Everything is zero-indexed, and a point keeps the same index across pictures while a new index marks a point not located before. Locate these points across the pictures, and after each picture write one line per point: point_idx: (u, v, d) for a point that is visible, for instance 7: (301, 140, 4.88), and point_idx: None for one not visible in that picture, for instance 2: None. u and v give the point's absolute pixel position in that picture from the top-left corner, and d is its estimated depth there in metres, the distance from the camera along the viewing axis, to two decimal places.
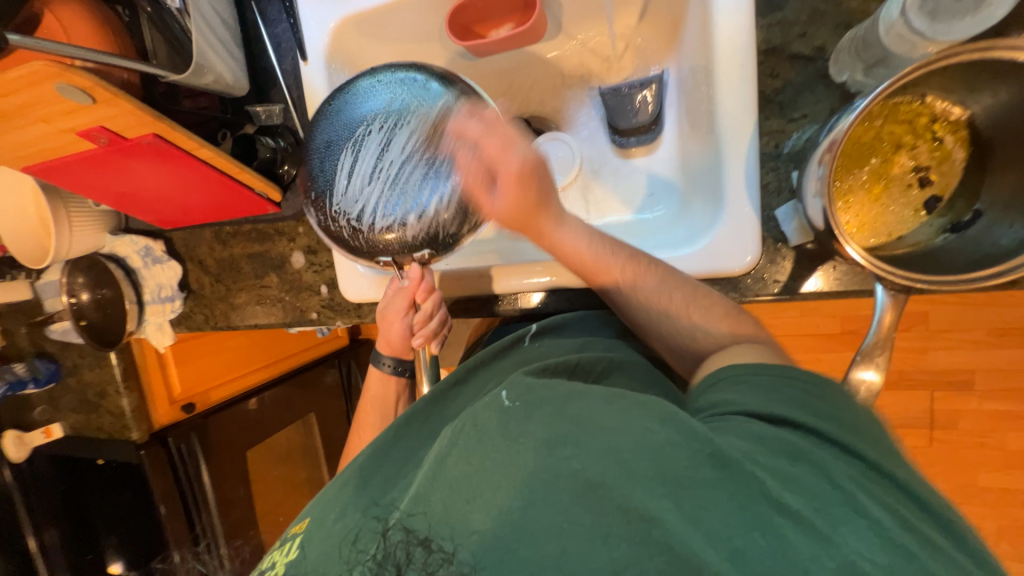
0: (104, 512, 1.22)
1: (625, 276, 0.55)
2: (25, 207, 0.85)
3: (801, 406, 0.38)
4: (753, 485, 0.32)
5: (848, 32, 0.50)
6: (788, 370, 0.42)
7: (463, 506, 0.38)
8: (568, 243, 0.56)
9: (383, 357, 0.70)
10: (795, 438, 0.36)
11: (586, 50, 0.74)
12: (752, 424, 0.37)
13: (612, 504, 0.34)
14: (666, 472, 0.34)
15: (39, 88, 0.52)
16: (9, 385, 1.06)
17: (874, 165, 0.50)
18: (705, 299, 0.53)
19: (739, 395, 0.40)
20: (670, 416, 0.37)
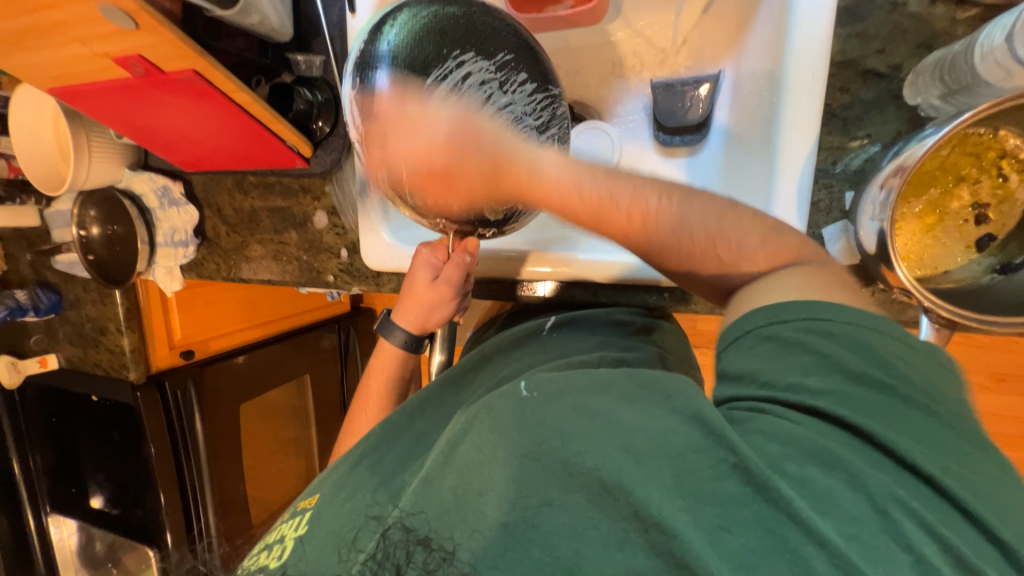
0: (90, 448, 1.22)
1: (635, 215, 0.43)
2: (43, 131, 0.82)
3: (830, 372, 0.34)
4: (779, 506, 0.30)
5: (934, 54, 0.48)
6: (821, 315, 0.36)
7: (474, 496, 0.37)
8: (549, 186, 0.42)
9: (396, 330, 0.68)
10: (829, 438, 0.32)
11: (642, 40, 0.72)
12: (780, 419, 0.34)
13: (628, 507, 0.32)
14: (689, 484, 0.32)
15: (83, 5, 0.49)
16: (9, 310, 1.04)
17: (932, 196, 0.49)
18: (737, 226, 0.43)
19: (754, 362, 0.37)
20: (696, 413, 0.34)
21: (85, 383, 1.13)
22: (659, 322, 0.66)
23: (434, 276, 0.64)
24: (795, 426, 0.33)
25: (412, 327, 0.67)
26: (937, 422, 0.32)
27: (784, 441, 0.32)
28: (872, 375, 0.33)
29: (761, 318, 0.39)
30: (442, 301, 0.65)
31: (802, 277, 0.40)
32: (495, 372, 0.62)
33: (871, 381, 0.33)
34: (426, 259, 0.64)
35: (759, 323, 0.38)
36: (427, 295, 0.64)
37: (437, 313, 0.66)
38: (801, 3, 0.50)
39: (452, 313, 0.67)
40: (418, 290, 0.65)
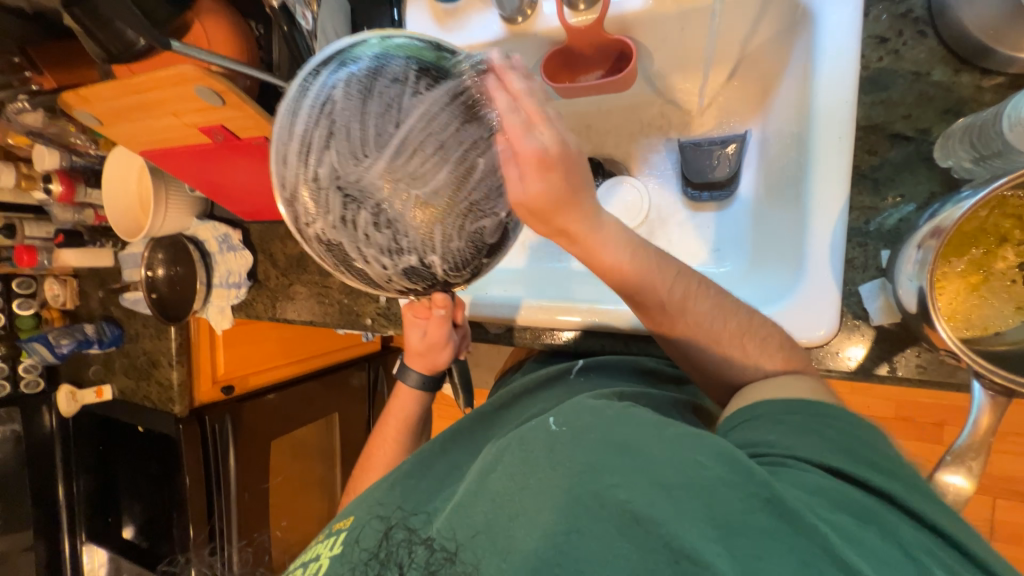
0: (130, 477, 1.26)
1: (677, 295, 0.47)
2: (128, 186, 0.94)
3: (842, 451, 0.36)
4: (814, 539, 0.30)
5: (962, 121, 0.48)
6: (832, 413, 0.40)
7: (505, 521, 0.37)
8: (599, 245, 0.42)
9: (410, 371, 0.69)
10: (856, 493, 0.33)
11: (669, 103, 0.76)
12: (810, 473, 0.35)
13: (657, 539, 0.31)
14: (721, 516, 0.32)
15: (181, 88, 0.58)
16: (76, 343, 1.13)
17: (975, 255, 0.48)
18: (760, 324, 0.48)
19: (772, 437, 0.39)
20: (722, 451, 0.35)
21: (133, 414, 1.20)
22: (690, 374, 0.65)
23: (422, 335, 0.65)
24: (820, 480, 0.34)
25: (428, 372, 0.69)
26: (940, 505, 0.34)
27: (812, 491, 0.33)
28: (876, 459, 0.36)
29: (776, 409, 0.41)
30: (440, 348, 0.67)
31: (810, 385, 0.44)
32: (520, 415, 0.62)
33: (877, 465, 0.35)
34: (411, 320, 0.65)
35: (774, 409, 0.41)
36: (423, 349, 0.67)
37: (434, 359, 0.68)
38: (823, 73, 0.53)
39: (458, 349, 0.69)
40: (413, 346, 0.67)
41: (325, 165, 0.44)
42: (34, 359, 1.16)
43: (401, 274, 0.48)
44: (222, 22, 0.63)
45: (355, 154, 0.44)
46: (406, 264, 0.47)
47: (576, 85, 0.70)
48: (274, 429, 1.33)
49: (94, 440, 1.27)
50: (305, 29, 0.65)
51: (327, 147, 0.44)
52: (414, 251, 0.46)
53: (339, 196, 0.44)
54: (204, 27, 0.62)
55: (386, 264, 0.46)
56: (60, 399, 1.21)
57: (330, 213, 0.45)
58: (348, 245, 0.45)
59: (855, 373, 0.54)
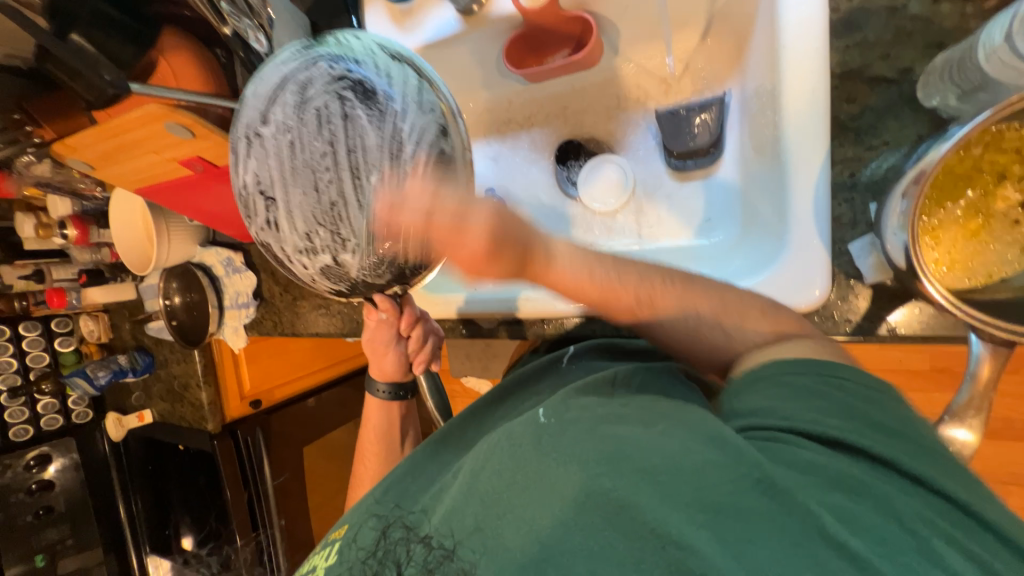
0: (180, 492, 1.35)
1: (644, 293, 0.46)
2: (135, 223, 0.98)
3: (847, 416, 0.34)
4: (807, 522, 0.28)
5: (942, 55, 0.45)
6: (832, 368, 0.37)
7: (494, 519, 0.37)
8: (560, 274, 0.44)
9: (377, 384, 0.68)
10: (850, 466, 0.31)
11: (643, 72, 0.73)
12: (802, 448, 0.32)
13: (643, 526, 0.30)
14: (705, 498, 0.30)
15: (152, 125, 0.61)
16: (113, 373, 1.21)
17: (971, 198, 0.45)
18: (739, 300, 0.45)
19: (767, 401, 0.36)
20: (712, 433, 0.33)
21: (173, 434, 1.27)
22: None
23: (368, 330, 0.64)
24: (816, 456, 0.32)
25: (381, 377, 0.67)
26: (930, 455, 0.32)
27: (804, 469, 0.31)
28: (877, 419, 0.33)
29: (774, 370, 0.38)
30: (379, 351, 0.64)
31: (816, 347, 0.40)
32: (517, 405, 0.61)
33: (870, 423, 0.33)
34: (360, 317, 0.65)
35: (775, 371, 0.38)
36: (368, 348, 0.65)
37: (378, 361, 0.65)
38: (787, 22, 0.50)
39: (401, 355, 0.65)
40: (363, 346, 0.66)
41: (247, 172, 0.40)
42: (78, 392, 1.25)
43: (323, 274, 0.42)
44: (185, 56, 0.64)
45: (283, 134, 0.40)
46: (324, 264, 0.42)
47: (543, 67, 0.69)
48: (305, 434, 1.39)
49: (144, 461, 1.36)
50: (261, 53, 0.65)
51: (251, 151, 0.40)
52: (328, 250, 0.40)
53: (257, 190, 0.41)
54: (168, 63, 0.64)
55: (307, 264, 0.42)
56: (109, 426, 1.32)
57: (255, 215, 0.41)
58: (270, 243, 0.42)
59: (854, 334, 0.51)
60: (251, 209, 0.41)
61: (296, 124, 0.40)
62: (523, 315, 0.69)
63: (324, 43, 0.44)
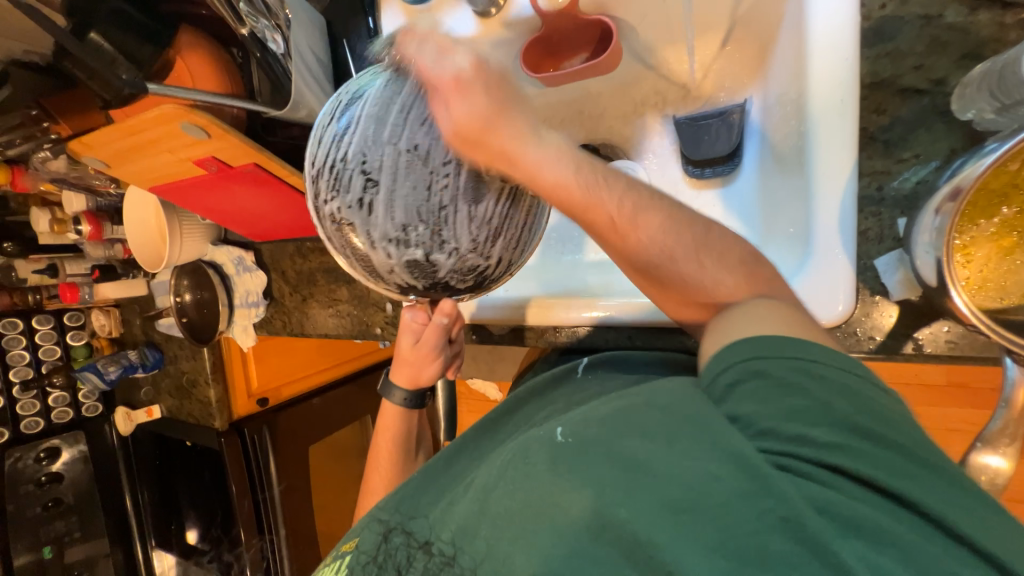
0: (187, 486, 1.36)
1: (625, 210, 0.39)
2: (147, 219, 0.98)
3: (827, 424, 0.31)
4: (828, 572, 0.27)
5: (980, 67, 0.44)
6: (798, 346, 0.34)
7: (506, 546, 0.36)
8: (534, 162, 0.39)
9: (398, 389, 0.66)
10: (864, 505, 0.29)
11: (661, 79, 0.72)
12: (814, 481, 0.29)
13: (660, 565, 0.30)
14: (732, 543, 0.29)
15: (167, 125, 0.60)
16: (123, 368, 1.22)
17: (1005, 215, 0.43)
18: (719, 241, 0.41)
19: (749, 406, 0.33)
20: (735, 453, 0.31)
21: (181, 431, 1.28)
22: None
23: (416, 340, 0.61)
24: (833, 493, 0.29)
25: (411, 383, 0.65)
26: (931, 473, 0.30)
27: (823, 509, 0.28)
28: (854, 422, 0.31)
29: (748, 352, 0.35)
30: (428, 360, 0.63)
31: (786, 315, 0.37)
32: (529, 416, 0.59)
33: (862, 430, 0.30)
34: (408, 323, 0.61)
35: (749, 357, 0.35)
36: (411, 357, 0.62)
37: (423, 370, 0.64)
38: (817, 31, 0.48)
39: (443, 366, 0.65)
40: (403, 352, 0.63)
41: (356, 149, 0.44)
42: (89, 386, 1.26)
43: (406, 268, 0.46)
44: (202, 58, 0.64)
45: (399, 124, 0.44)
46: (411, 257, 0.45)
47: (560, 72, 0.68)
48: (312, 432, 1.39)
49: (151, 455, 1.37)
50: (278, 53, 0.65)
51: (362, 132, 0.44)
52: (422, 246, 0.45)
53: (359, 168, 0.44)
54: (185, 63, 0.64)
55: (390, 255, 0.45)
56: (117, 419, 1.31)
57: (349, 192, 0.45)
58: (358, 224, 0.45)
59: (878, 353, 0.50)
60: (347, 191, 0.45)
61: (415, 122, 0.44)
62: (529, 324, 0.68)
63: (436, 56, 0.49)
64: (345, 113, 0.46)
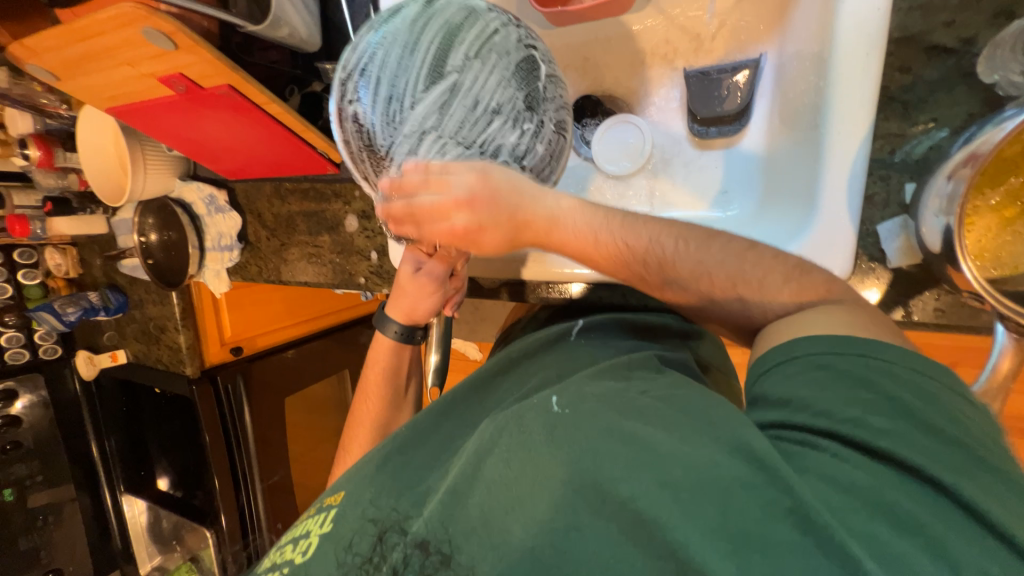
0: (157, 434, 1.32)
1: (652, 259, 0.43)
2: (106, 148, 0.90)
3: (889, 415, 0.30)
4: (841, 562, 0.26)
5: (1018, 23, 0.42)
6: (878, 350, 0.33)
7: (500, 514, 0.35)
8: (569, 234, 0.43)
9: (391, 323, 0.65)
10: (890, 484, 0.28)
11: (675, 26, 0.68)
12: (840, 459, 0.30)
13: (663, 545, 0.29)
14: (731, 524, 0.28)
15: (128, 30, 0.53)
16: (83, 310, 1.15)
17: (1012, 185, 0.43)
18: (758, 266, 0.41)
19: (804, 390, 0.33)
20: (745, 446, 0.30)
21: (150, 377, 1.23)
22: (697, 329, 0.61)
23: (417, 268, 0.60)
24: (850, 468, 0.29)
25: (405, 318, 0.64)
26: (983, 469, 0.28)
27: (844, 489, 0.29)
28: (926, 420, 0.30)
29: (817, 349, 0.34)
30: (425, 293, 0.61)
31: (850, 315, 0.36)
32: (521, 384, 0.58)
33: (928, 426, 0.29)
34: (411, 250, 0.61)
35: (814, 351, 0.34)
36: (410, 286, 0.61)
37: (420, 304, 0.62)
38: None
39: (441, 303, 0.63)
40: (402, 280, 0.61)
41: (389, 73, 0.44)
42: (46, 327, 1.18)
43: None
44: None
45: (438, 62, 0.44)
46: None
47: (569, 8, 0.63)
48: (287, 386, 1.36)
49: (118, 402, 1.32)
50: None
51: (399, 59, 0.44)
52: None
53: (390, 90, 0.44)
54: None
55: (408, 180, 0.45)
56: (79, 362, 1.25)
57: (375, 110, 0.44)
58: (378, 144, 0.45)
59: None
60: (378, 94, 0.44)
61: (453, 61, 0.44)
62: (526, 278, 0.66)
63: (477, 2, 0.48)
64: (381, 39, 0.46)
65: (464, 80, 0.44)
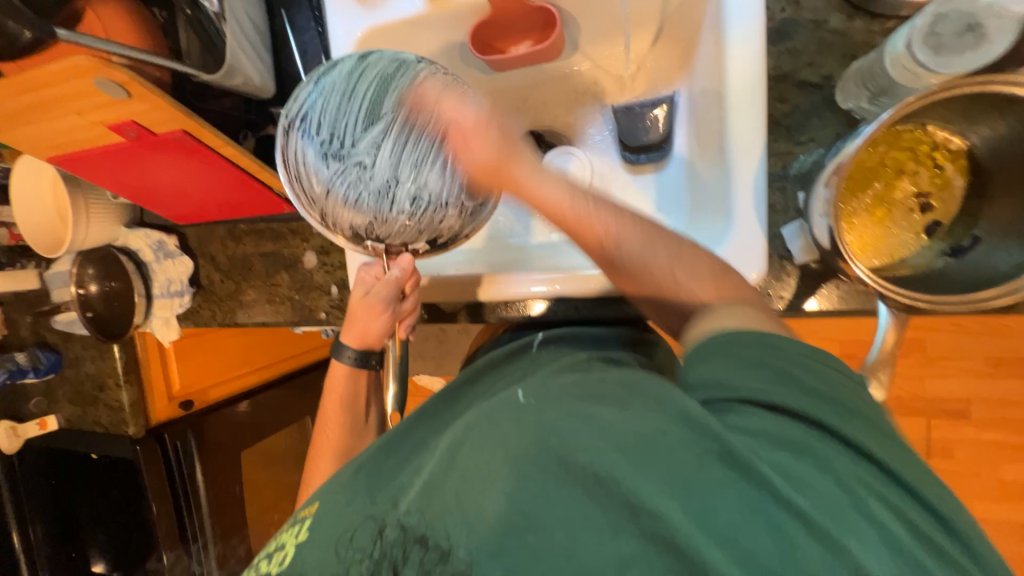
0: (92, 508, 1.20)
1: (610, 234, 0.47)
2: (43, 198, 0.87)
3: (783, 382, 0.36)
4: (762, 487, 0.31)
5: (854, 64, 0.53)
6: (767, 337, 0.39)
7: (476, 495, 0.36)
8: (536, 192, 0.46)
9: (346, 349, 0.65)
10: (792, 430, 0.34)
11: (600, 69, 0.77)
12: (748, 413, 0.35)
13: (620, 496, 0.33)
14: (675, 472, 0.33)
15: (78, 80, 0.54)
16: (9, 374, 1.05)
17: (878, 189, 0.52)
18: (692, 256, 0.47)
19: (719, 371, 0.38)
20: (684, 412, 0.35)
21: (86, 442, 1.13)
22: (647, 336, 0.67)
23: (365, 291, 0.60)
24: (759, 420, 0.35)
25: (359, 342, 0.64)
26: (855, 418, 0.35)
27: (752, 433, 0.34)
28: (812, 385, 0.36)
29: (725, 341, 0.40)
30: (377, 317, 0.62)
31: (752, 315, 0.42)
32: (489, 386, 0.61)
33: (817, 393, 0.35)
34: (361, 275, 0.61)
35: (724, 339, 0.40)
36: (360, 310, 0.61)
37: (371, 328, 0.63)
38: (732, 30, 0.55)
39: (394, 323, 0.63)
40: (353, 304, 0.62)
41: (328, 127, 0.54)
42: None
43: (367, 225, 0.56)
44: (120, 12, 0.59)
45: (371, 115, 0.54)
46: (373, 215, 0.55)
47: (507, 56, 0.70)
48: (244, 439, 1.29)
49: (45, 476, 1.19)
50: (210, 11, 0.63)
51: (338, 114, 0.54)
52: (383, 205, 0.55)
53: (331, 140, 0.54)
54: (99, 16, 0.59)
55: (352, 212, 0.55)
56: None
57: (318, 157, 0.54)
58: (322, 185, 0.54)
59: (786, 310, 0.58)
60: (320, 138, 0.54)
61: (382, 113, 0.54)
62: (484, 299, 0.69)
63: (403, 53, 0.57)
64: (322, 93, 0.55)
65: (393, 128, 0.55)
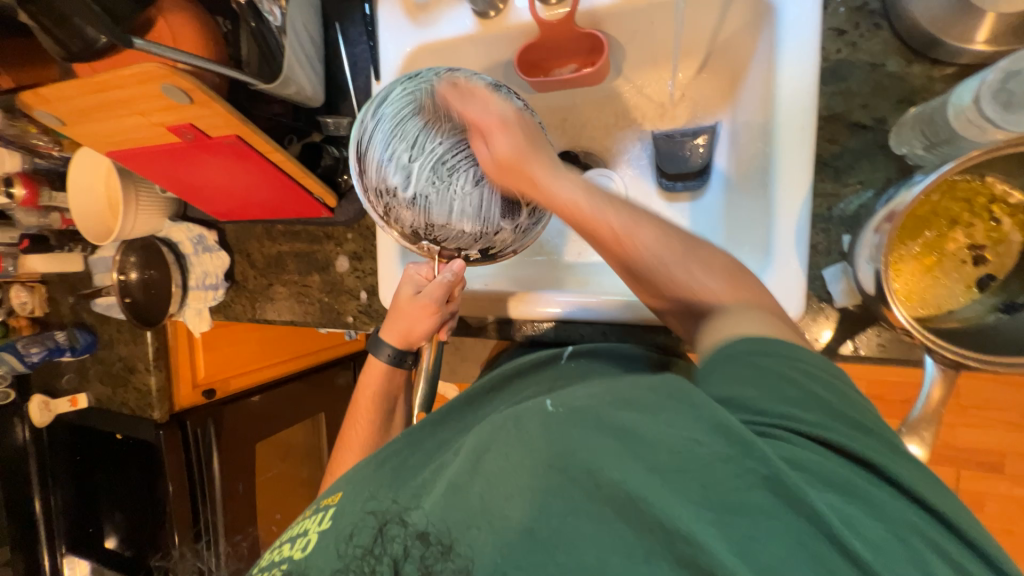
0: (112, 486, 1.23)
1: (622, 227, 0.46)
2: (96, 188, 0.91)
3: (822, 411, 0.35)
4: (814, 522, 0.30)
5: (913, 110, 0.52)
6: (790, 351, 0.38)
7: (499, 500, 0.36)
8: (557, 193, 0.48)
9: (383, 346, 0.67)
10: (843, 468, 0.33)
11: (642, 95, 0.77)
12: (802, 448, 0.33)
13: (651, 518, 0.32)
14: (716, 498, 0.32)
15: (147, 85, 0.57)
16: (47, 351, 1.08)
17: (928, 237, 0.51)
18: (707, 255, 0.47)
19: (736, 387, 0.37)
20: (722, 424, 0.33)
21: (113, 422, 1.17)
22: (674, 359, 0.65)
23: (415, 290, 0.63)
24: (814, 456, 0.33)
25: (398, 342, 0.66)
26: (902, 457, 0.34)
27: (796, 466, 0.32)
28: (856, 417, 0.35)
29: (741, 348, 0.40)
30: (421, 318, 0.63)
31: (767, 321, 0.42)
32: (513, 395, 0.60)
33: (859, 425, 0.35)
34: (410, 275, 0.64)
35: (739, 349, 0.40)
36: (407, 309, 0.63)
37: (415, 328, 0.64)
38: (783, 66, 0.55)
39: (436, 327, 0.65)
40: (399, 303, 0.64)
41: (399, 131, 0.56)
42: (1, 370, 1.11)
43: (425, 227, 0.58)
44: (188, 20, 0.62)
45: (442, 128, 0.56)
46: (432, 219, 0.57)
47: (552, 78, 0.70)
48: (259, 430, 1.32)
49: (70, 451, 1.23)
50: (273, 25, 0.65)
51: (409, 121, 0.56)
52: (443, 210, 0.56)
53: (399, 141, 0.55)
54: (168, 23, 0.62)
55: (411, 211, 0.57)
56: (31, 408, 1.16)
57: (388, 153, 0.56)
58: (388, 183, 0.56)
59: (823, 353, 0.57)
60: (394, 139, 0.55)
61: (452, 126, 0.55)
62: (513, 317, 0.69)
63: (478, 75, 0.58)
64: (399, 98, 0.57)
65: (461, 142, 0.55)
